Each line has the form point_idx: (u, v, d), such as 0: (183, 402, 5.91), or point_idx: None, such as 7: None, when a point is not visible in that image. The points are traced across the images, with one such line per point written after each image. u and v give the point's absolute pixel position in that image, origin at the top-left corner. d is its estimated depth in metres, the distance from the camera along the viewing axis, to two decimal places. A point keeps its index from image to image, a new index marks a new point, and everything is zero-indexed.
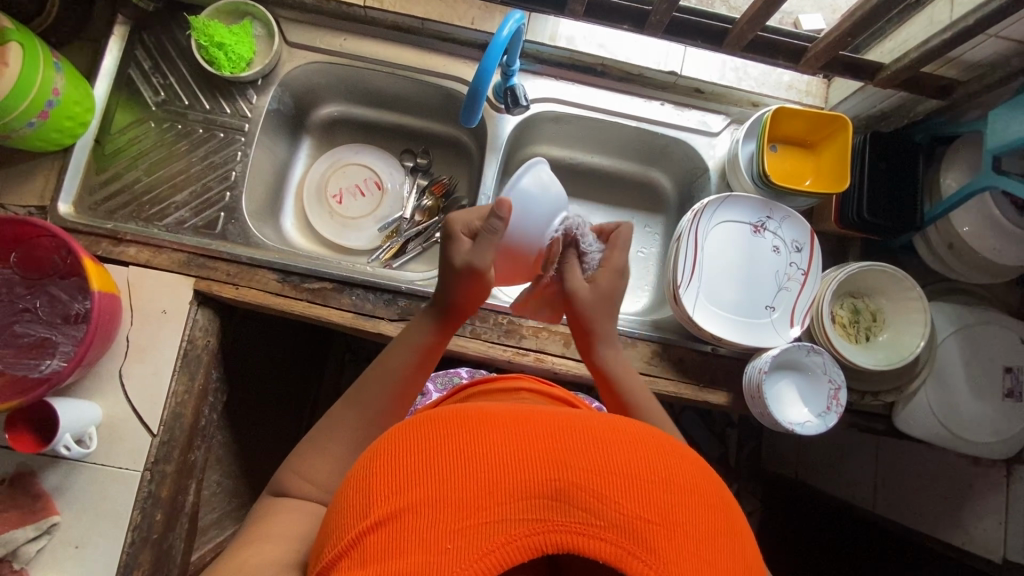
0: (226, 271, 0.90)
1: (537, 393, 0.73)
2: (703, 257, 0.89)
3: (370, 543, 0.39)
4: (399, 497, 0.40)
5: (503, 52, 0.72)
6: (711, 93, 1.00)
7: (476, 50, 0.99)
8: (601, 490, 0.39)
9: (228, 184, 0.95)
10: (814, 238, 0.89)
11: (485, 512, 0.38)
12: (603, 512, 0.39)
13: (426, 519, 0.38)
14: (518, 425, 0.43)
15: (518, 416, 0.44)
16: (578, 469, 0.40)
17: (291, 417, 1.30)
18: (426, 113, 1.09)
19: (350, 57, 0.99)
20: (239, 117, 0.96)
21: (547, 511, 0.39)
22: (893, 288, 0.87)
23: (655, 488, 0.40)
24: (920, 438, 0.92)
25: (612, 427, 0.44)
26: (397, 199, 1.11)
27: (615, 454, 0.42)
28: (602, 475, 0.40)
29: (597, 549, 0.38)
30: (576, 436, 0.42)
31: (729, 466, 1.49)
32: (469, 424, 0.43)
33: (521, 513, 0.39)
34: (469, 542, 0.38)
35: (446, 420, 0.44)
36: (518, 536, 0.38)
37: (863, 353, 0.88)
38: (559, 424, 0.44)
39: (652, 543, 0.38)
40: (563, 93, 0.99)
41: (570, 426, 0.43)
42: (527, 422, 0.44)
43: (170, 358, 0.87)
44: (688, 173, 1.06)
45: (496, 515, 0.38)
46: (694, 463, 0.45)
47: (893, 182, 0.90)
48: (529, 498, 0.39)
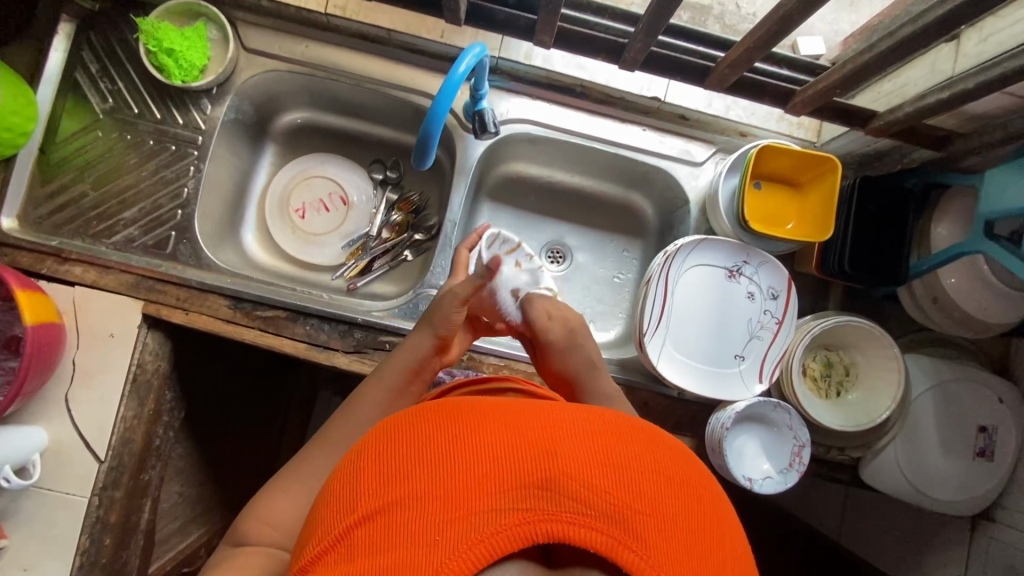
0: (176, 295, 0.86)
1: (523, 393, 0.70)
2: (673, 301, 0.85)
3: (357, 539, 0.36)
4: (386, 491, 0.38)
5: (456, 93, 0.67)
6: (697, 120, 0.93)
7: (447, 64, 0.92)
8: (591, 479, 0.37)
9: (180, 201, 0.90)
10: (790, 286, 0.84)
11: (473, 500, 0.36)
12: (594, 501, 0.36)
13: (412, 511, 0.36)
14: (507, 415, 0.42)
15: (505, 409, 0.43)
16: (568, 457, 0.38)
17: (261, 422, 1.30)
18: (395, 124, 1.03)
19: (312, 66, 0.92)
20: (192, 129, 0.91)
21: (539, 500, 0.36)
22: (869, 344, 0.83)
23: (644, 477, 0.39)
24: (884, 492, 0.90)
25: (598, 419, 0.43)
26: (364, 213, 1.06)
27: (603, 445, 0.40)
28: (592, 464, 0.38)
29: (588, 539, 0.35)
30: (564, 425, 0.41)
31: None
32: (459, 416, 0.42)
33: (510, 503, 0.36)
34: (457, 532, 0.35)
35: (435, 413, 0.43)
36: (508, 525, 0.35)
37: (832, 410, 0.85)
38: (547, 414, 0.42)
39: (642, 532, 0.36)
40: (538, 113, 0.93)
41: (558, 416, 0.42)
42: (514, 414, 0.42)
43: (118, 383, 0.85)
44: (669, 202, 1.00)
45: (484, 504, 0.36)
46: (679, 456, 0.44)
47: (880, 229, 0.85)
48: (518, 488, 0.37)
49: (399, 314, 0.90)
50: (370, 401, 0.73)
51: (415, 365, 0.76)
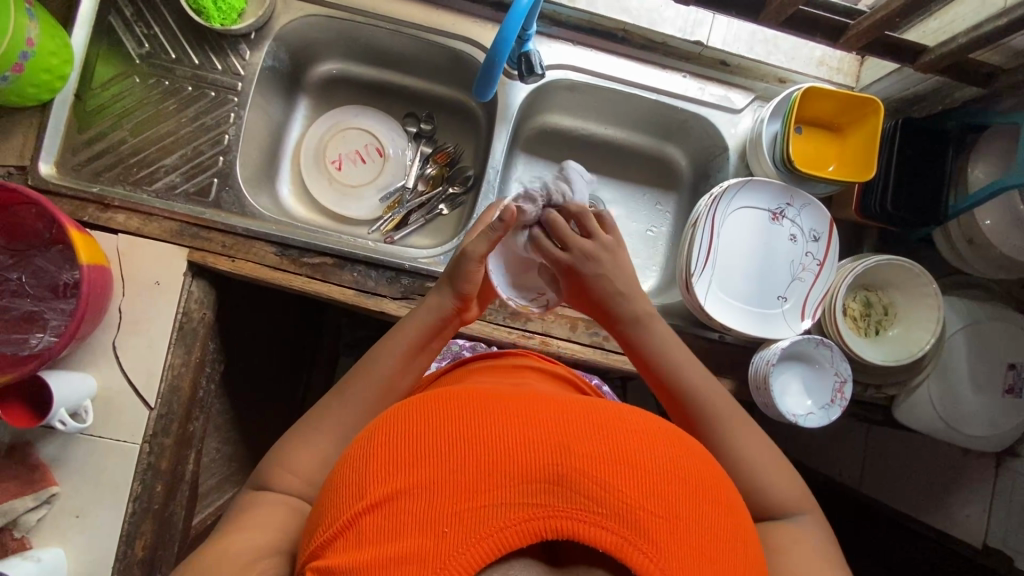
0: (221, 243, 0.86)
1: (544, 373, 0.72)
2: (718, 243, 0.86)
3: (366, 525, 0.38)
4: (397, 478, 0.40)
5: (522, 21, 0.66)
6: (737, 66, 0.94)
7: (489, 8, 0.91)
8: (601, 476, 0.38)
9: (221, 148, 0.89)
10: (832, 228, 0.86)
11: (482, 496, 0.38)
12: (602, 500, 0.37)
13: (422, 500, 0.38)
14: (520, 412, 0.43)
15: (519, 406, 0.45)
16: (580, 455, 0.39)
17: (290, 384, 1.30)
18: (430, 74, 1.02)
19: (353, 11, 0.91)
20: (231, 75, 0.89)
21: (548, 497, 0.38)
22: (908, 283, 0.85)
23: (657, 478, 0.39)
24: (915, 430, 0.93)
25: (614, 418, 0.44)
26: (400, 166, 1.06)
27: (618, 443, 0.41)
28: (603, 461, 0.39)
29: (595, 536, 0.36)
30: (577, 424, 0.42)
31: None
32: (472, 411, 0.43)
33: (519, 498, 0.38)
34: (464, 526, 0.36)
35: (449, 406, 0.44)
36: (515, 521, 0.37)
37: (871, 347, 0.87)
38: (560, 413, 0.44)
39: (653, 533, 0.37)
40: (579, 59, 0.93)
41: (570, 414, 0.43)
42: (529, 411, 0.44)
43: (165, 331, 0.85)
44: (706, 151, 1.01)
45: (493, 500, 0.37)
46: (698, 459, 0.44)
47: (920, 170, 0.87)
48: (528, 483, 0.38)
49: (445, 261, 0.91)
50: (390, 354, 0.68)
51: (439, 322, 0.71)
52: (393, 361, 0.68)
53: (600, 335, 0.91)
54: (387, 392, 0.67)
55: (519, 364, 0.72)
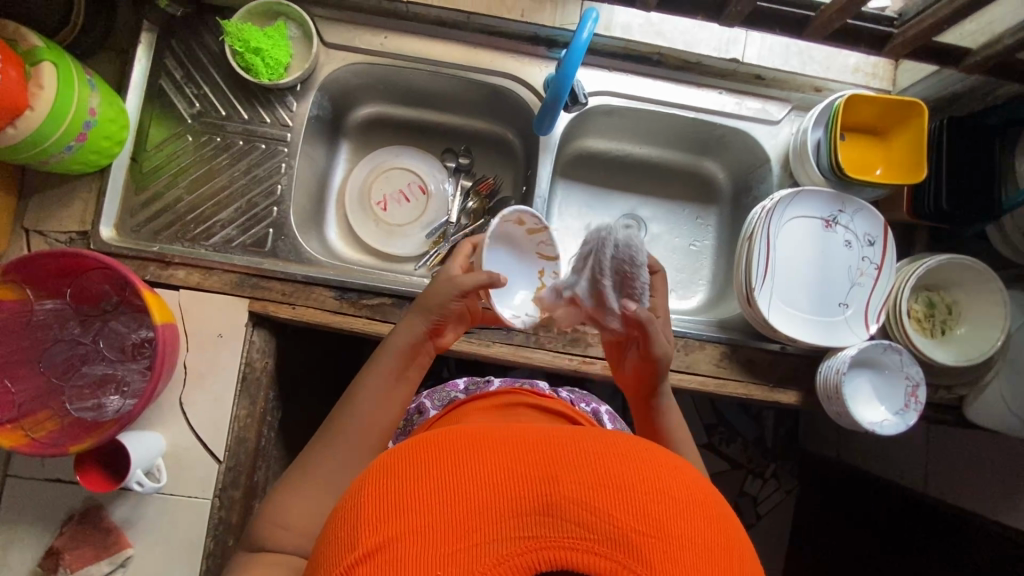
0: (282, 291, 0.87)
1: (537, 409, 0.71)
2: (777, 254, 0.86)
3: None
4: (389, 525, 0.38)
5: (583, 55, 0.67)
6: (773, 79, 0.95)
7: (524, 43, 0.93)
8: (591, 503, 0.38)
9: (274, 198, 0.90)
10: (888, 231, 0.86)
11: (474, 533, 0.37)
12: (594, 525, 0.37)
13: (416, 546, 0.37)
14: (508, 443, 0.43)
15: (507, 437, 0.44)
16: (568, 483, 0.39)
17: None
18: (467, 110, 1.04)
19: (393, 57, 0.93)
20: (279, 127, 0.91)
21: (539, 528, 0.37)
22: (972, 281, 0.85)
23: (646, 498, 0.39)
24: (988, 428, 0.92)
25: (600, 441, 0.44)
26: (442, 201, 1.07)
27: (605, 466, 0.41)
28: (593, 486, 0.39)
29: (590, 564, 0.36)
30: (564, 451, 0.42)
31: (765, 446, 1.58)
32: (459, 445, 0.43)
33: (510, 531, 0.37)
34: (459, 565, 0.36)
35: (436, 445, 0.43)
36: (509, 555, 0.36)
37: (940, 348, 0.86)
38: (545, 441, 0.43)
39: (647, 554, 0.36)
40: (618, 85, 0.94)
41: (555, 443, 0.43)
42: (514, 441, 0.43)
43: (230, 382, 0.86)
44: (745, 164, 1.02)
45: (484, 536, 0.37)
46: (685, 474, 0.44)
47: (972, 168, 0.86)
48: (517, 515, 0.38)
49: None
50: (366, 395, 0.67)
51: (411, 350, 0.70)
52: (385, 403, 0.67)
53: None
54: (367, 428, 0.66)
55: (508, 403, 0.73)
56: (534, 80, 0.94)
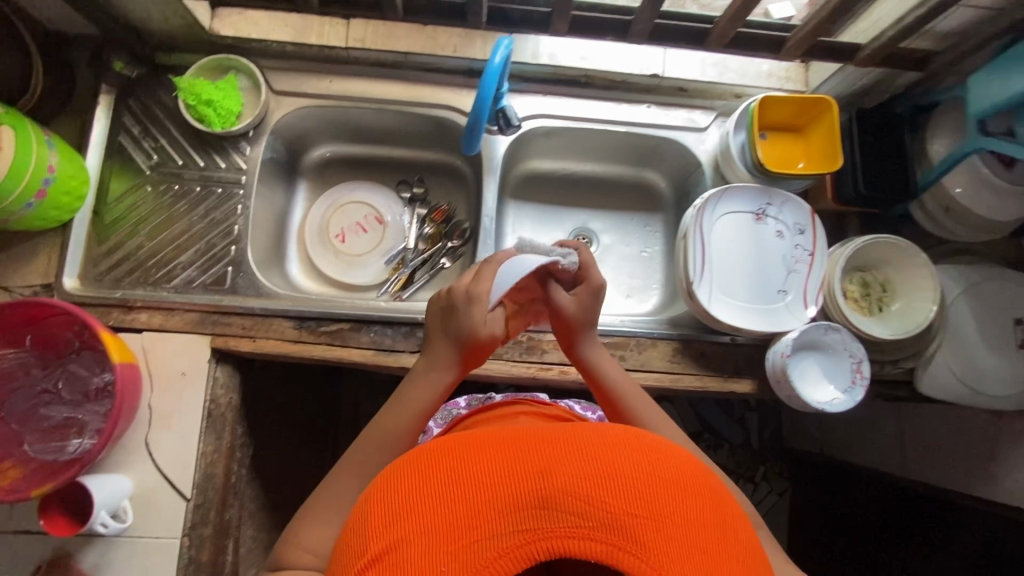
0: (242, 325, 0.89)
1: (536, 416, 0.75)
2: (711, 249, 0.90)
3: None
4: (395, 529, 0.42)
5: (497, 77, 0.70)
6: (695, 90, 1.02)
7: (460, 76, 1.00)
8: (582, 491, 0.41)
9: (232, 238, 0.94)
10: (815, 219, 0.91)
11: (475, 530, 0.40)
12: (589, 513, 0.40)
13: (421, 547, 0.40)
14: (506, 440, 0.45)
15: (503, 435, 0.46)
16: (563, 475, 0.42)
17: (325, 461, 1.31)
18: (416, 143, 1.10)
19: (339, 98, 1.00)
20: (234, 171, 0.96)
21: (537, 520, 0.40)
22: (900, 258, 0.89)
23: (636, 482, 0.42)
24: (941, 399, 0.94)
25: (593, 432, 0.46)
26: (398, 230, 1.11)
27: (598, 456, 0.43)
28: (585, 477, 0.42)
29: (586, 549, 0.39)
30: (557, 444, 0.44)
31: (752, 449, 1.62)
32: (457, 449, 0.45)
33: (510, 525, 0.40)
34: (462, 561, 0.39)
35: (435, 451, 0.46)
36: (510, 548, 0.40)
37: (877, 324, 0.89)
38: (539, 434, 0.45)
39: (639, 536, 0.40)
40: (552, 108, 1.01)
41: (549, 435, 0.45)
42: (512, 438, 0.45)
43: (195, 419, 0.87)
44: (681, 170, 1.08)
45: (485, 533, 0.40)
46: (675, 457, 0.47)
47: (884, 152, 0.92)
48: (515, 510, 0.41)
49: None
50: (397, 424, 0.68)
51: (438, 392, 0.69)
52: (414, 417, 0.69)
53: (616, 355, 0.93)
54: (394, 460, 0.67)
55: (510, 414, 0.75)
56: (472, 108, 1.00)
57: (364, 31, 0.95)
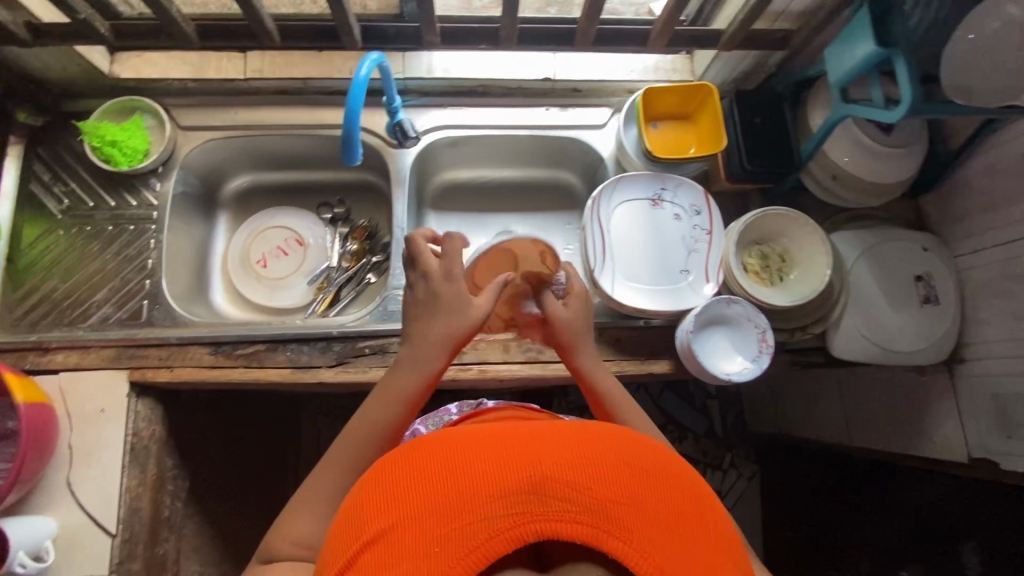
0: (158, 356, 0.91)
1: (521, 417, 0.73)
2: (611, 237, 0.94)
3: (359, 562, 0.41)
4: (384, 515, 0.42)
5: (365, 89, 0.72)
6: (589, 89, 1.06)
7: (361, 97, 1.04)
8: (573, 477, 0.43)
9: (146, 272, 0.96)
10: (708, 199, 0.94)
11: (466, 513, 0.41)
12: (579, 499, 0.42)
13: (412, 529, 0.41)
14: (496, 435, 0.47)
15: (494, 430, 0.48)
16: (553, 462, 0.44)
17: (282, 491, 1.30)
18: (332, 165, 1.13)
19: (245, 128, 1.03)
20: (146, 207, 0.98)
21: (529, 505, 0.41)
22: (792, 228, 0.92)
23: (622, 471, 0.44)
24: (856, 361, 0.96)
25: (582, 429, 0.49)
26: (320, 250, 1.13)
27: (585, 449, 0.46)
28: (574, 466, 0.44)
29: (574, 533, 0.41)
30: (546, 438, 0.47)
31: (718, 437, 1.62)
32: (448, 444, 0.47)
33: (501, 509, 0.41)
34: (453, 543, 0.40)
35: (430, 444, 0.47)
36: (500, 531, 0.40)
37: (779, 293, 0.92)
38: (529, 431, 0.48)
39: (626, 521, 0.41)
40: (453, 118, 1.05)
41: (539, 432, 0.48)
42: (503, 434, 0.47)
43: (116, 454, 0.87)
44: (590, 166, 1.12)
45: (475, 516, 0.41)
46: (659, 452, 0.49)
47: (765, 131, 0.97)
48: (507, 494, 0.42)
49: (372, 319, 0.96)
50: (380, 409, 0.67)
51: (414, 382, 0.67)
52: (388, 408, 0.67)
53: (534, 349, 0.95)
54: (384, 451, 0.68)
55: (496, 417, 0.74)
56: (375, 125, 1.03)
57: (261, 61, 1.00)
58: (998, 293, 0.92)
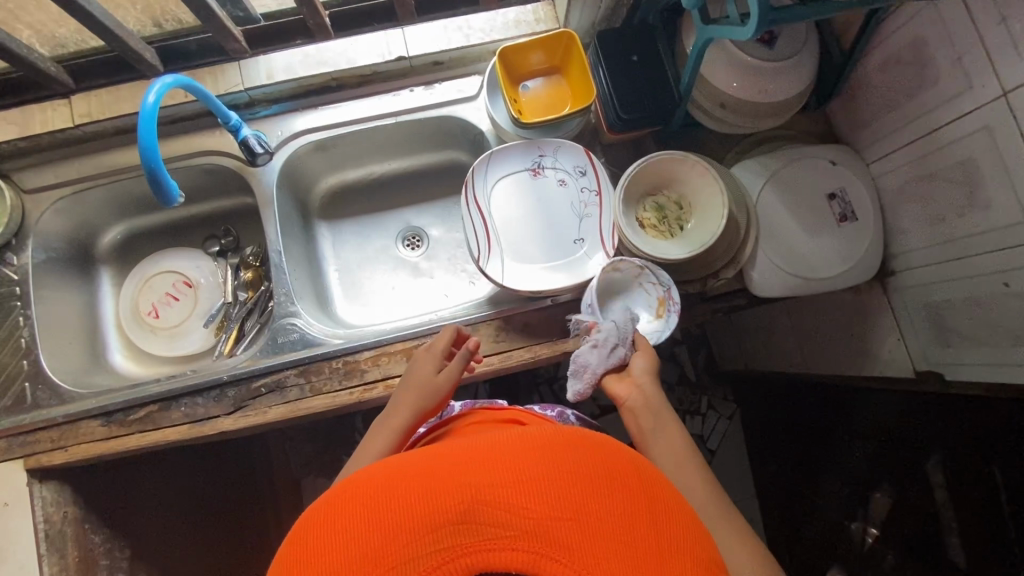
0: (50, 439, 0.87)
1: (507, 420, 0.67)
2: (494, 219, 0.88)
3: None
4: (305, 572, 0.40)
5: (154, 120, 0.67)
6: (450, 60, 0.97)
7: (209, 118, 0.96)
8: (500, 499, 0.41)
9: (22, 351, 0.91)
10: (590, 157, 0.87)
11: (388, 558, 0.39)
12: (510, 522, 0.40)
13: None
14: (423, 470, 0.46)
15: (422, 464, 0.47)
16: (482, 486, 0.42)
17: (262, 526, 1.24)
18: (206, 194, 1.06)
19: (96, 175, 0.96)
20: (6, 284, 0.92)
21: (456, 536, 0.40)
22: (684, 171, 0.85)
23: (556, 484, 0.43)
24: (780, 297, 0.89)
25: (515, 443, 0.48)
26: (214, 287, 1.07)
27: (516, 465, 0.44)
28: (502, 487, 0.42)
29: (508, 559, 0.38)
30: (476, 461, 0.45)
31: (691, 382, 1.56)
32: (370, 487, 0.45)
33: (427, 547, 0.39)
34: None
35: (355, 490, 0.46)
36: (430, 571, 0.39)
37: (676, 245, 0.85)
38: (457, 458, 0.46)
39: (563, 538, 0.39)
40: (311, 122, 0.97)
41: (467, 457, 0.46)
42: (432, 466, 0.46)
43: (30, 546, 0.83)
44: (475, 143, 1.03)
45: (403, 560, 0.39)
46: (601, 452, 0.48)
47: (637, 70, 0.88)
48: (431, 531, 0.40)
49: (263, 354, 0.91)
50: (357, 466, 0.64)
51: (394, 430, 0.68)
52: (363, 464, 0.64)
53: None
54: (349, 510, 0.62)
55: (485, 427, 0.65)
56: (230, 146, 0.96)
57: (87, 104, 0.94)
58: (913, 198, 0.85)
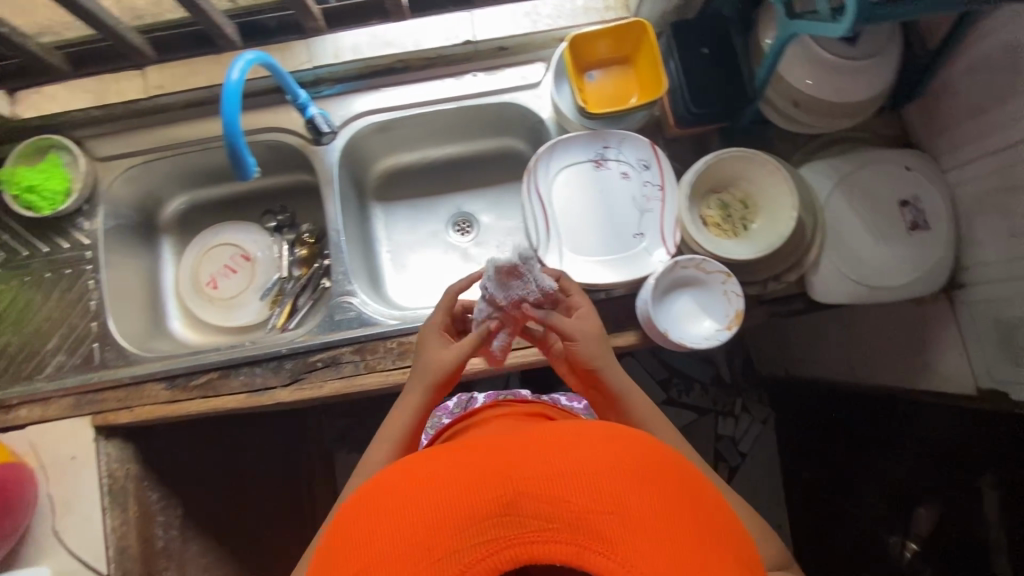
0: (116, 398, 0.91)
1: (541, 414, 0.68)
2: (554, 209, 0.87)
3: None
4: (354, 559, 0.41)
5: (238, 97, 0.68)
6: (515, 45, 0.96)
7: (276, 94, 0.98)
8: (541, 491, 0.41)
9: (91, 313, 0.94)
10: (655, 150, 0.86)
11: (434, 549, 0.39)
12: (553, 515, 0.40)
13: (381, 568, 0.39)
14: (461, 460, 0.45)
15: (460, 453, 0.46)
16: (522, 478, 0.42)
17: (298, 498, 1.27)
18: (266, 170, 1.07)
19: (165, 145, 0.98)
20: (79, 247, 0.95)
21: (499, 529, 0.39)
22: (753, 170, 0.83)
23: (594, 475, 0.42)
24: (840, 304, 0.88)
25: (550, 433, 0.46)
26: (269, 262, 1.10)
27: (553, 455, 0.43)
28: (543, 479, 0.41)
29: (555, 553, 0.39)
30: (514, 452, 0.44)
31: (728, 383, 1.54)
32: (411, 477, 0.45)
33: (472, 539, 0.39)
34: None
35: (395, 480, 0.46)
36: (475, 562, 0.39)
37: (740, 245, 0.84)
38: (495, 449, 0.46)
39: (606, 531, 0.39)
40: (373, 103, 0.97)
41: (505, 448, 0.45)
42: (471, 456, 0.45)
43: (94, 499, 0.86)
44: (534, 131, 1.02)
45: (448, 550, 0.39)
46: (637, 443, 0.47)
47: (711, 63, 0.86)
48: (475, 522, 0.40)
49: (320, 330, 0.93)
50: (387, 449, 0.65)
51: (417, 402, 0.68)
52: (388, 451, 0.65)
53: None
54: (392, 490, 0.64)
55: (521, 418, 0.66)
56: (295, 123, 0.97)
57: (160, 76, 0.96)
58: (993, 209, 0.82)
